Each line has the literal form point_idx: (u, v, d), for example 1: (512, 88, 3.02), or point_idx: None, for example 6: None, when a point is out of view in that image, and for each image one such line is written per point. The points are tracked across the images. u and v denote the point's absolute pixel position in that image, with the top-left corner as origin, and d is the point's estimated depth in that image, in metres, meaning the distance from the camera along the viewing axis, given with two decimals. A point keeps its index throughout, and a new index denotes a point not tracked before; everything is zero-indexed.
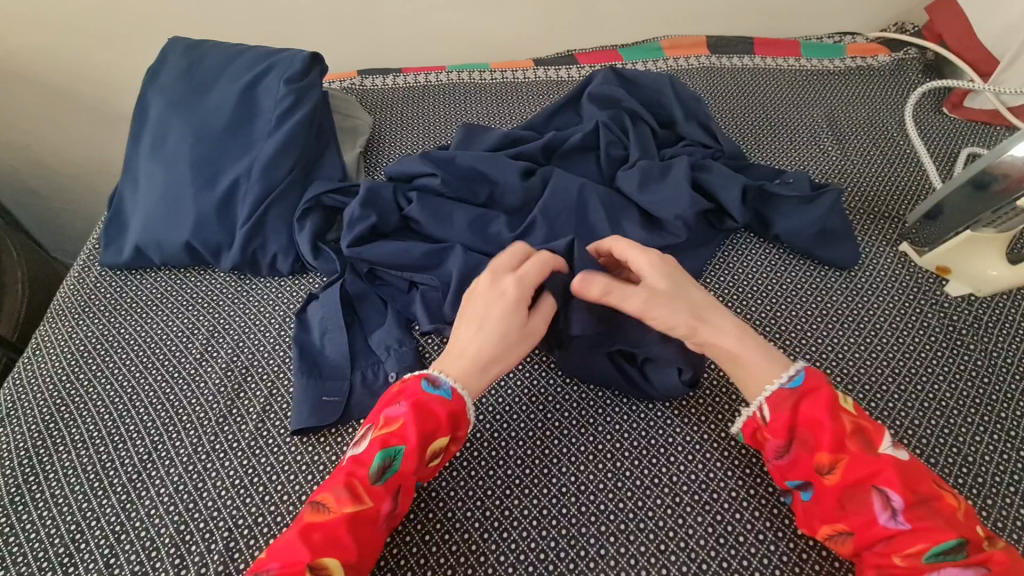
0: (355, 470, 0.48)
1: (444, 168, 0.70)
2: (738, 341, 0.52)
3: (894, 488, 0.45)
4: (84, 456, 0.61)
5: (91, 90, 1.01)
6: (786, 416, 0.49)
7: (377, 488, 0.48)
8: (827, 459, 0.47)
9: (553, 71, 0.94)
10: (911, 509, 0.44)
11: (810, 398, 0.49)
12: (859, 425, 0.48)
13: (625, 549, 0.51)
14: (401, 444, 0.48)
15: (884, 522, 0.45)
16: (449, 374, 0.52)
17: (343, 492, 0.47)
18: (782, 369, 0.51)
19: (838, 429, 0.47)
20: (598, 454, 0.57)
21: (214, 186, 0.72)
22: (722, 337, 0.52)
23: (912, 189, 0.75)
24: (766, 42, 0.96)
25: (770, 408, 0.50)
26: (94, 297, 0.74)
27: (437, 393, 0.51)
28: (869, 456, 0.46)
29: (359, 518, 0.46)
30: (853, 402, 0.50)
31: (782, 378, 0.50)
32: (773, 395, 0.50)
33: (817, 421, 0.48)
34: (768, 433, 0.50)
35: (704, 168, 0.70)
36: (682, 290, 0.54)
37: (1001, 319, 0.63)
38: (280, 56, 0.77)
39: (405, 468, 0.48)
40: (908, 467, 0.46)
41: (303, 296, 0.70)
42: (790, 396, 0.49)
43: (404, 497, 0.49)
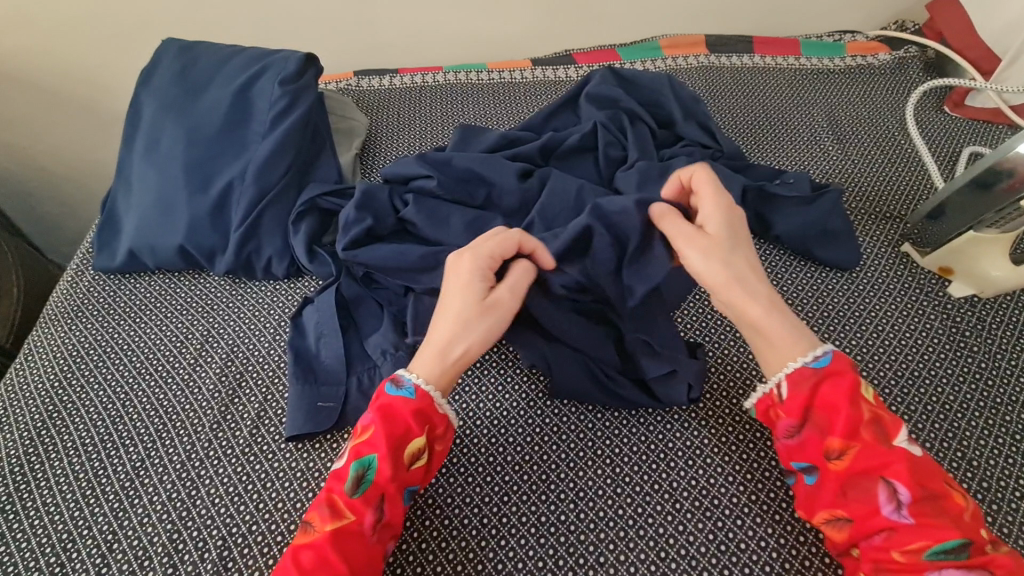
0: (335, 487, 0.48)
1: (441, 169, 0.69)
2: (771, 308, 0.50)
3: (904, 482, 0.44)
4: (76, 463, 0.60)
5: (86, 92, 1.00)
6: (803, 395, 0.47)
7: (355, 500, 0.47)
8: (838, 444, 0.46)
9: (551, 71, 0.94)
10: (918, 506, 0.43)
11: (831, 381, 0.47)
12: (878, 415, 0.46)
13: (624, 556, 0.51)
14: (372, 452, 0.48)
15: (886, 514, 0.44)
16: (411, 372, 0.52)
17: (325, 510, 0.47)
18: (808, 348, 0.49)
19: (854, 415, 0.46)
20: (597, 460, 0.56)
21: (208, 189, 0.71)
22: (755, 301, 0.50)
23: (914, 189, 0.74)
24: (765, 41, 0.96)
25: (789, 384, 0.48)
26: (87, 302, 0.73)
27: (399, 394, 0.51)
28: (882, 447, 0.45)
29: (342, 532, 0.46)
30: (874, 392, 0.48)
31: (807, 356, 0.49)
32: (795, 370, 0.48)
33: (833, 404, 0.47)
34: (782, 412, 0.49)
35: (704, 169, 0.69)
36: (728, 247, 0.52)
37: (1005, 320, 0.63)
38: (275, 57, 0.76)
39: (380, 474, 0.48)
40: (920, 463, 0.44)
41: (298, 300, 0.70)
42: (812, 375, 0.48)
43: (391, 505, 0.48)
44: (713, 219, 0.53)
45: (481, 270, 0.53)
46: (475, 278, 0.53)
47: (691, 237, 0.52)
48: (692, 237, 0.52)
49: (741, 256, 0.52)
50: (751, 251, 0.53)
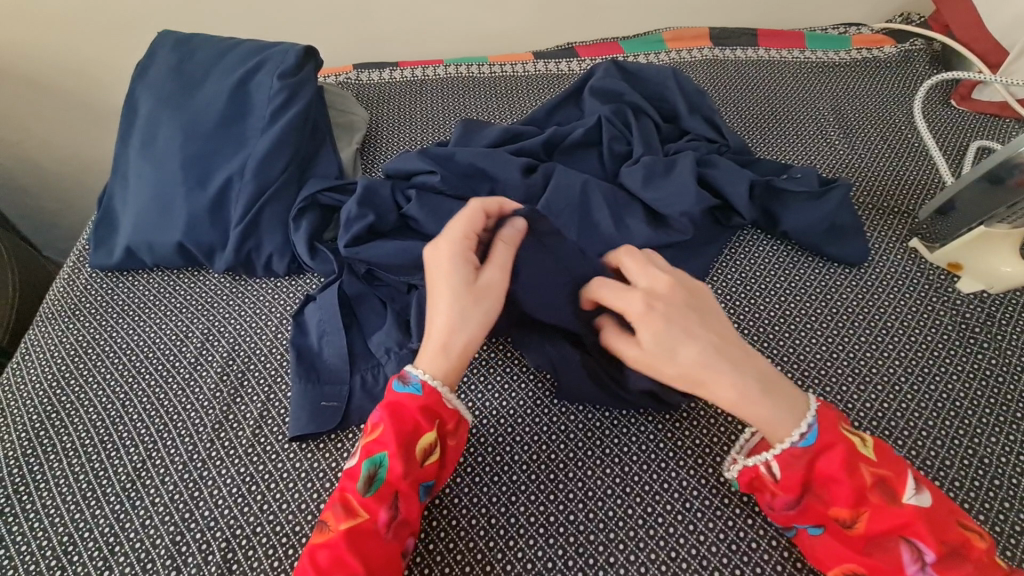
0: (348, 486, 0.48)
1: (444, 165, 0.68)
2: (739, 396, 0.47)
3: (924, 540, 0.43)
4: (75, 465, 0.59)
5: (80, 86, 0.99)
6: (799, 473, 0.46)
7: (369, 498, 0.47)
8: (846, 513, 0.45)
9: (554, 64, 0.92)
10: (942, 560, 0.43)
11: (824, 455, 0.46)
12: (880, 475, 0.45)
13: (634, 556, 0.50)
14: (382, 450, 0.48)
15: (911, 574, 0.43)
16: (417, 367, 0.51)
17: (339, 509, 0.47)
18: (795, 422, 0.47)
19: (856, 483, 0.45)
20: (606, 459, 0.55)
21: (206, 185, 0.70)
22: (721, 388, 0.47)
23: (922, 184, 0.73)
24: (769, 34, 0.95)
25: (780, 466, 0.47)
26: (84, 301, 0.72)
27: (407, 390, 0.50)
28: (892, 508, 0.44)
29: (357, 530, 0.46)
30: (874, 447, 0.47)
31: (795, 436, 0.46)
32: (783, 453, 0.47)
33: (832, 476, 0.46)
34: (777, 490, 0.47)
35: (711, 164, 0.68)
36: (669, 352, 0.48)
37: (1014, 317, 0.62)
38: (273, 50, 0.75)
39: (392, 471, 0.48)
40: (933, 513, 0.44)
41: (300, 298, 0.69)
42: (803, 454, 0.46)
43: (406, 502, 0.48)
44: (642, 326, 0.49)
45: (461, 250, 0.53)
46: (460, 259, 0.52)
47: (640, 354, 0.50)
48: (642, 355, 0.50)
49: (686, 351, 0.48)
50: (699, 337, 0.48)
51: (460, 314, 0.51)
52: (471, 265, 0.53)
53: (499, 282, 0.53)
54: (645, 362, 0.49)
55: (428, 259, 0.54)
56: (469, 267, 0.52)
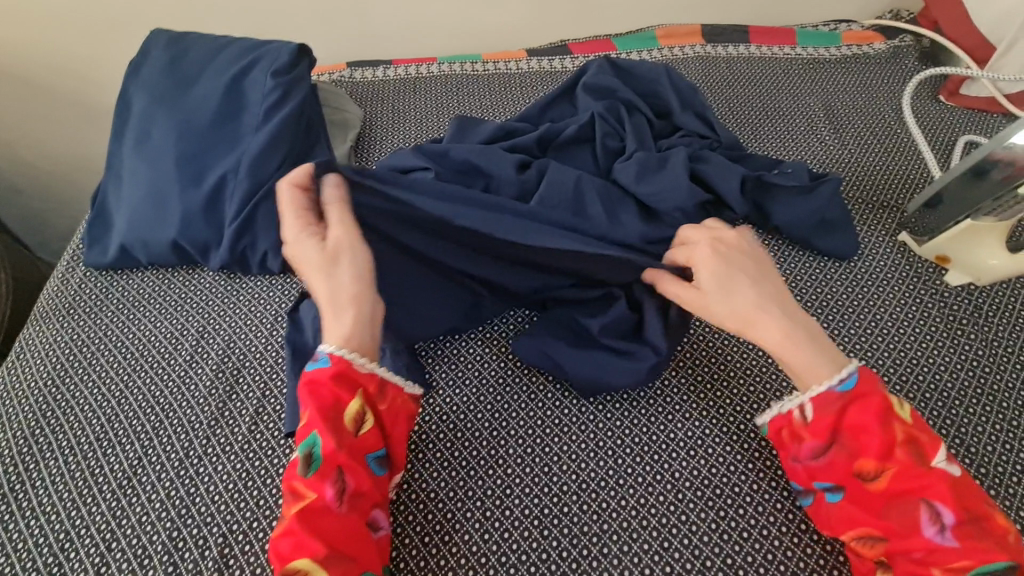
0: (290, 474, 0.48)
1: (438, 162, 0.69)
2: (786, 337, 0.49)
3: (946, 504, 0.44)
4: (71, 463, 0.59)
5: (71, 85, 0.98)
6: (830, 416, 0.47)
7: (311, 480, 0.47)
8: (872, 465, 0.46)
9: (547, 61, 0.93)
10: (961, 528, 0.43)
11: (857, 404, 0.47)
12: (914, 435, 0.46)
13: (628, 547, 0.51)
14: (311, 431, 0.48)
15: (928, 535, 0.44)
16: (322, 342, 0.51)
17: (287, 498, 0.47)
18: (834, 371, 0.48)
19: (887, 436, 0.46)
20: (599, 451, 0.56)
21: (201, 183, 0.70)
22: (767, 332, 0.49)
23: (911, 178, 0.74)
24: (760, 31, 0.95)
25: (813, 408, 0.48)
26: (78, 299, 0.72)
27: (317, 365, 0.50)
28: (919, 468, 0.45)
29: (310, 511, 0.46)
30: (911, 410, 0.47)
31: (830, 380, 0.48)
32: (819, 395, 0.48)
33: (862, 426, 0.47)
34: (806, 433, 0.49)
35: (703, 159, 0.68)
36: (726, 290, 0.51)
37: (1001, 308, 0.63)
38: (266, 47, 0.75)
39: (325, 447, 0.47)
40: (960, 484, 0.45)
41: (295, 295, 0.69)
42: (839, 399, 0.47)
43: (351, 474, 0.48)
44: (703, 267, 0.52)
45: (297, 225, 0.54)
46: (307, 234, 0.54)
47: (693, 298, 0.53)
48: (697, 296, 0.52)
49: (743, 291, 0.51)
50: (756, 281, 0.51)
51: (328, 282, 0.52)
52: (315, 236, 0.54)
53: (346, 236, 0.54)
54: (698, 303, 0.52)
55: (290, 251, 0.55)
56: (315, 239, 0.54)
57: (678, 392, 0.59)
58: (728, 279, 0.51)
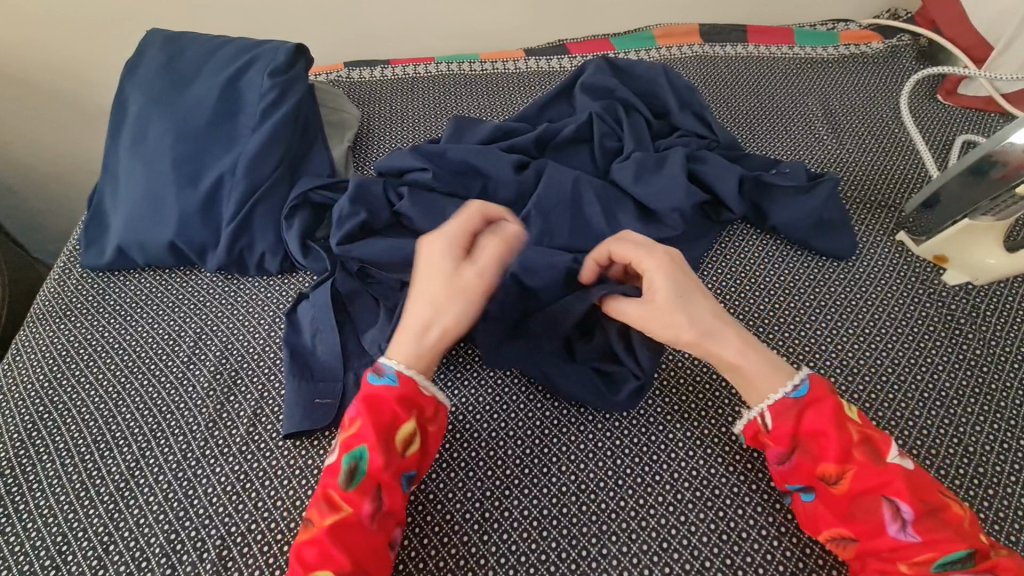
0: (330, 481, 0.48)
1: (436, 162, 0.69)
2: (742, 349, 0.50)
3: (904, 499, 0.45)
4: (68, 465, 0.59)
5: (66, 85, 0.98)
6: (789, 424, 0.48)
7: (351, 492, 0.47)
8: (833, 468, 0.46)
9: (545, 61, 0.92)
10: (921, 520, 0.44)
11: (813, 408, 0.48)
12: (866, 434, 0.47)
13: (627, 548, 0.51)
14: (362, 444, 0.48)
15: (892, 533, 0.44)
16: (391, 358, 0.52)
17: (323, 505, 0.47)
18: (786, 379, 0.50)
19: (844, 439, 0.46)
20: (597, 452, 0.56)
21: (197, 184, 0.70)
22: (723, 346, 0.50)
23: (908, 177, 0.74)
24: (758, 30, 0.95)
25: (772, 416, 0.49)
26: (74, 301, 0.72)
27: (382, 381, 0.51)
28: (876, 466, 0.46)
29: (343, 524, 0.46)
30: (859, 411, 0.49)
31: (786, 388, 0.49)
32: (778, 403, 0.49)
33: (820, 429, 0.47)
34: (769, 440, 0.49)
35: (701, 159, 0.68)
36: (684, 301, 0.50)
37: (998, 307, 0.63)
38: (263, 48, 0.75)
39: (372, 464, 0.48)
40: (915, 477, 0.46)
41: (293, 296, 0.69)
42: (793, 405, 0.48)
43: (390, 493, 0.48)
44: (658, 275, 0.51)
45: (454, 243, 0.53)
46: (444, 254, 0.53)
47: (643, 311, 0.51)
48: (647, 308, 0.51)
49: (700, 306, 0.50)
50: (707, 296, 0.51)
51: (432, 304, 0.52)
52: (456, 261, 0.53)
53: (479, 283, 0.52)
54: (650, 317, 0.51)
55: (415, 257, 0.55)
56: (459, 262, 0.53)
57: (676, 393, 0.59)
58: (688, 293, 0.51)
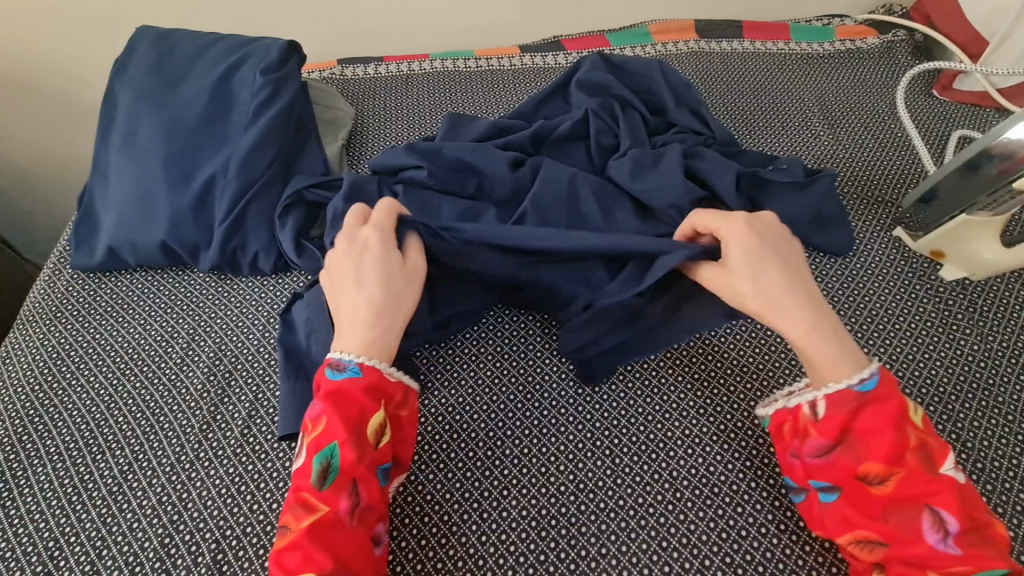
0: (302, 484, 0.47)
1: (431, 160, 0.68)
2: (807, 332, 0.48)
3: (950, 511, 0.43)
4: (60, 469, 0.58)
5: (55, 83, 0.96)
6: (842, 416, 0.47)
7: (327, 492, 0.46)
8: (880, 469, 0.45)
9: (540, 58, 0.92)
10: (964, 535, 0.43)
11: (874, 406, 0.46)
12: (925, 441, 0.45)
13: (627, 547, 0.51)
14: (332, 442, 0.47)
15: (931, 542, 0.43)
16: (349, 352, 0.51)
17: (299, 509, 0.46)
18: (856, 369, 0.47)
19: (900, 440, 0.45)
20: (596, 451, 0.55)
21: (189, 183, 0.69)
22: (790, 323, 0.49)
23: (905, 173, 0.74)
24: (754, 26, 0.95)
25: (826, 406, 0.47)
26: (64, 303, 0.71)
27: (345, 376, 0.50)
28: (928, 474, 0.44)
29: (321, 525, 0.45)
30: (923, 416, 0.47)
31: (852, 380, 0.47)
32: (835, 392, 0.47)
33: (873, 428, 0.46)
34: (815, 431, 0.48)
35: (697, 156, 0.68)
36: (753, 269, 0.51)
37: (996, 302, 0.63)
38: (255, 45, 0.74)
39: (344, 460, 0.47)
40: (964, 491, 0.44)
41: (287, 296, 0.68)
42: (855, 399, 0.46)
43: (367, 487, 0.47)
44: (731, 242, 0.52)
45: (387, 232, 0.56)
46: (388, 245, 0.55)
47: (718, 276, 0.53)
48: (719, 273, 0.53)
49: (771, 273, 0.50)
50: (784, 267, 0.51)
51: (391, 287, 0.53)
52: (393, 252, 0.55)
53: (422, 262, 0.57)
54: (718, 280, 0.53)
55: (335, 255, 0.55)
56: (398, 249, 0.56)
57: (674, 390, 0.59)
58: (760, 263, 0.50)
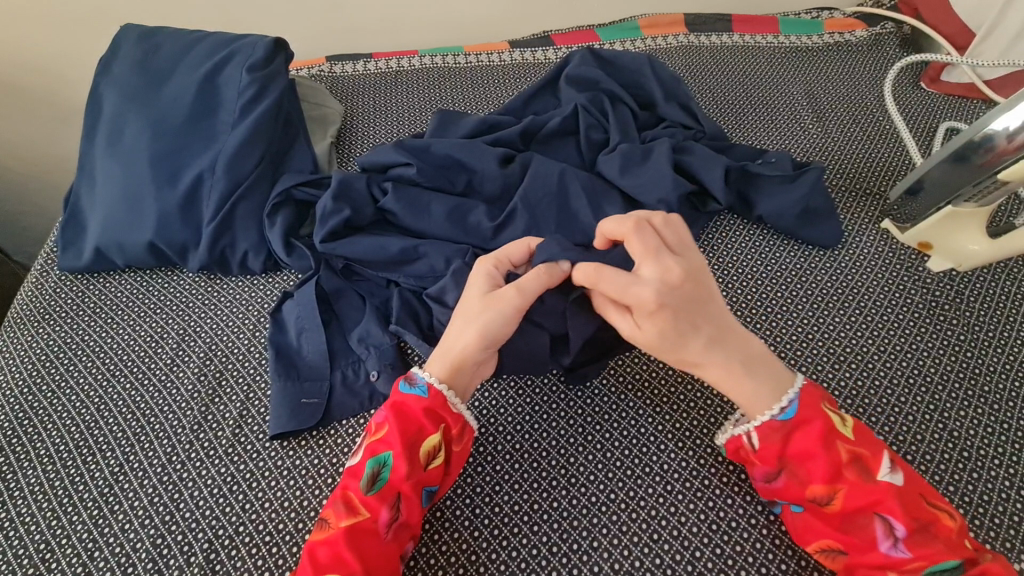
0: (351, 484, 0.48)
1: (420, 157, 0.67)
2: (725, 376, 0.49)
3: (895, 516, 0.45)
4: (51, 472, 0.58)
5: (40, 82, 0.95)
6: (775, 445, 0.48)
7: (370, 497, 0.47)
8: (821, 490, 0.46)
9: (529, 53, 0.92)
10: (912, 536, 0.44)
11: (801, 430, 0.48)
12: (857, 453, 0.47)
13: (617, 540, 0.51)
14: (388, 451, 0.48)
15: (884, 549, 0.45)
16: (426, 370, 0.52)
17: (342, 507, 0.47)
18: (774, 399, 0.49)
19: (832, 459, 0.46)
20: (586, 446, 0.56)
21: (176, 183, 0.68)
22: (708, 371, 0.50)
23: (894, 165, 0.74)
24: (743, 20, 0.95)
25: (759, 436, 0.49)
26: (51, 306, 0.70)
27: (414, 392, 0.51)
28: (867, 485, 0.46)
29: (358, 529, 0.46)
30: (852, 425, 0.48)
31: (773, 410, 0.48)
32: (762, 425, 0.49)
33: (807, 452, 0.47)
34: (756, 459, 0.49)
35: (687, 150, 0.68)
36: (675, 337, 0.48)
37: (981, 294, 0.64)
38: (241, 42, 0.73)
39: (395, 472, 0.48)
40: (907, 491, 0.46)
41: (277, 295, 0.68)
42: (780, 427, 0.48)
43: (408, 505, 0.48)
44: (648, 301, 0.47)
45: (489, 266, 0.54)
46: (495, 272, 0.53)
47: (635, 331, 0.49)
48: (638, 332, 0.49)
49: (692, 336, 0.48)
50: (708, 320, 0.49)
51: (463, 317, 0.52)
52: (493, 282, 0.53)
53: (516, 295, 0.50)
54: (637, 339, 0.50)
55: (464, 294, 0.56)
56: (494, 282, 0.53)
57: (664, 384, 0.59)
58: (678, 335, 0.48)
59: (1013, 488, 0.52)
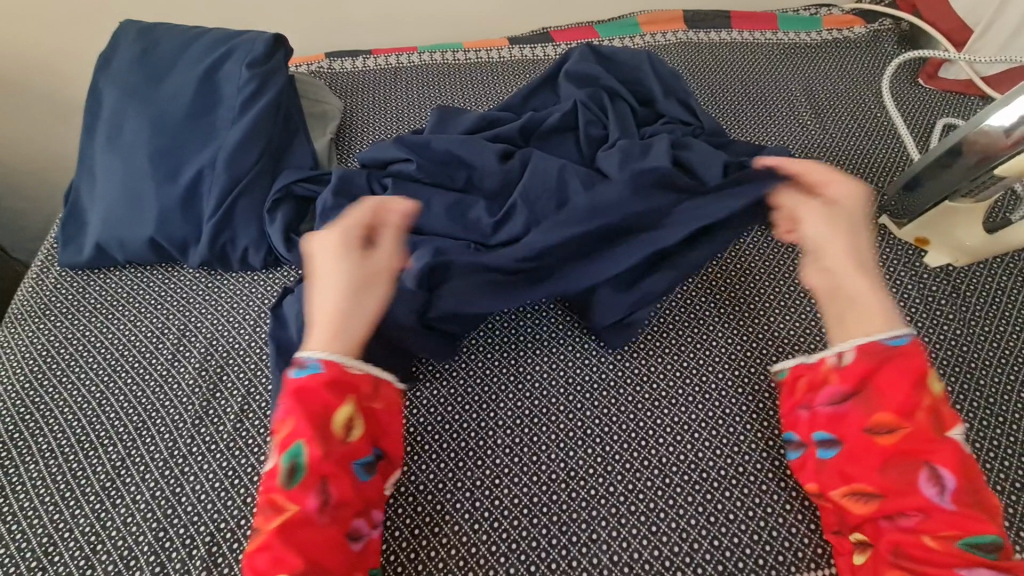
0: (270, 486, 0.49)
1: (420, 152, 0.68)
2: (871, 287, 0.55)
3: (951, 472, 0.47)
4: (53, 467, 0.58)
5: (40, 78, 0.95)
6: (865, 366, 0.52)
7: (293, 491, 0.48)
8: (891, 420, 0.49)
9: (528, 49, 0.92)
10: (960, 498, 0.46)
11: (895, 363, 0.51)
12: (938, 406, 0.49)
13: (616, 533, 0.52)
14: (297, 442, 0.49)
15: (927, 496, 0.47)
16: (311, 351, 0.53)
17: (268, 510, 0.48)
18: (886, 326, 0.53)
19: (914, 397, 0.49)
20: (586, 440, 0.57)
21: (177, 178, 0.69)
22: (858, 280, 0.56)
23: (891, 161, 0.75)
24: (742, 16, 0.95)
25: (853, 355, 0.53)
26: (52, 301, 0.70)
27: (307, 374, 0.52)
28: (936, 434, 0.48)
29: (289, 524, 0.47)
30: (942, 386, 0.51)
31: (886, 333, 0.52)
32: (866, 343, 0.53)
33: (891, 383, 0.51)
34: (837, 377, 0.53)
35: (686, 146, 0.68)
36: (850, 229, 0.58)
37: (979, 288, 0.64)
38: (241, 38, 0.73)
39: (309, 458, 0.49)
40: (968, 459, 0.48)
41: (279, 290, 0.68)
42: (881, 351, 0.52)
43: (337, 485, 0.49)
44: (845, 197, 0.59)
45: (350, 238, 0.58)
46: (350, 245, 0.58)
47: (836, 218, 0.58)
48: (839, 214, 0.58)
49: (859, 237, 0.58)
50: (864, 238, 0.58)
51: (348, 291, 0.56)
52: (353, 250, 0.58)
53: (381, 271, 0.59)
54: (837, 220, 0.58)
55: (314, 255, 0.59)
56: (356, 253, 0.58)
57: (662, 380, 0.60)
58: (854, 225, 0.58)
59: (1008, 480, 0.53)
